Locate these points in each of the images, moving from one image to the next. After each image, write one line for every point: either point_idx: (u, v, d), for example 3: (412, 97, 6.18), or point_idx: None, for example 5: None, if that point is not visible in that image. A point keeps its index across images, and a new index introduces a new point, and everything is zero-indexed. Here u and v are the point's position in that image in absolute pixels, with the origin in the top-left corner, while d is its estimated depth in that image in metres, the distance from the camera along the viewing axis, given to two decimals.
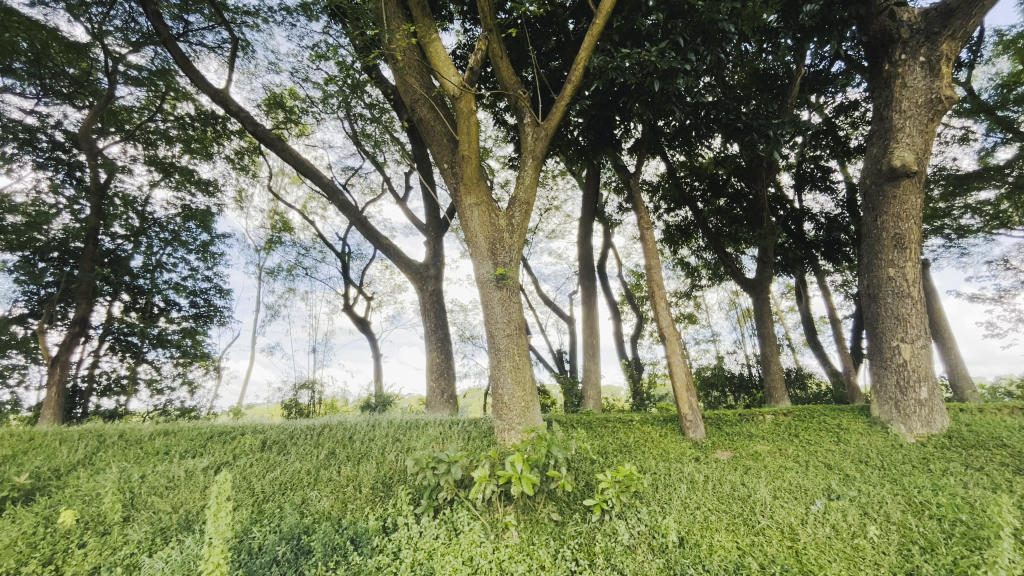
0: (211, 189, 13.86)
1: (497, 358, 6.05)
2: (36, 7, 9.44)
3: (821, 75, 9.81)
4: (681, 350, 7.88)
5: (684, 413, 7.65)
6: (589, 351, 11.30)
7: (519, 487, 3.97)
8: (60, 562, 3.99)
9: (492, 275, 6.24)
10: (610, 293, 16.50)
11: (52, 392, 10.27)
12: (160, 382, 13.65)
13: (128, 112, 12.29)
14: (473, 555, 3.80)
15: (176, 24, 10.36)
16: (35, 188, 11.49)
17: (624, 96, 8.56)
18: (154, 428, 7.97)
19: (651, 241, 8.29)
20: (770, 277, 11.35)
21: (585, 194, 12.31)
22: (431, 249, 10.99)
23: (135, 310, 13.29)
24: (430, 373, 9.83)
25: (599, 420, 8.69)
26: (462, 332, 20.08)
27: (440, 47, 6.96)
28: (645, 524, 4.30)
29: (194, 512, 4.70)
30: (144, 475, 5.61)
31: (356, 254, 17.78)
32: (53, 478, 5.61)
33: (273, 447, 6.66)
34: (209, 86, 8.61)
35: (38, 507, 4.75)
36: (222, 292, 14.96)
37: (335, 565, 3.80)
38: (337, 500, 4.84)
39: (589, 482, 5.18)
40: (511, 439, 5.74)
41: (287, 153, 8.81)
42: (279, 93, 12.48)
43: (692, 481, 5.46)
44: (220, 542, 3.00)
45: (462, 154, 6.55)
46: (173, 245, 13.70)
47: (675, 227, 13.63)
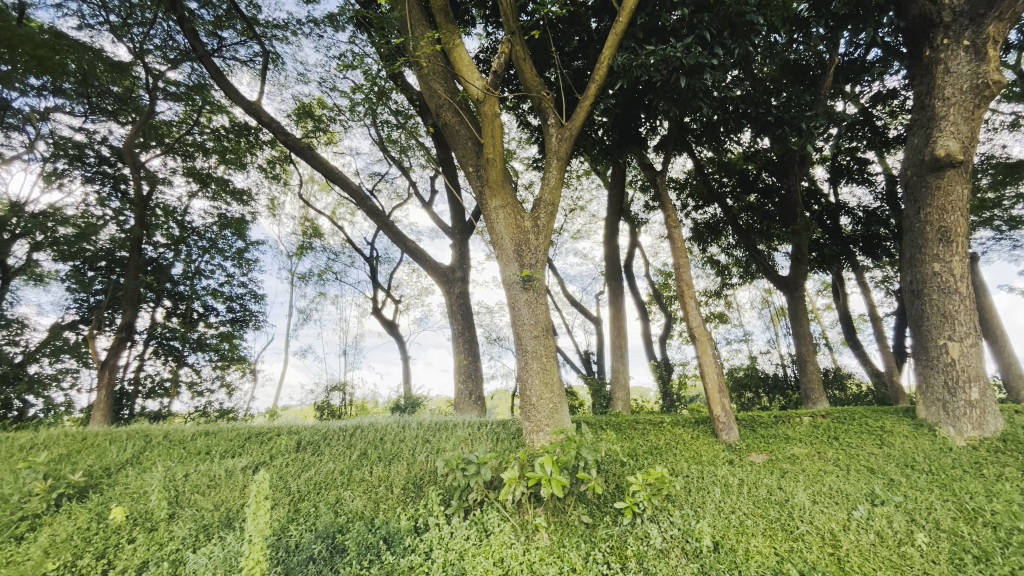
0: (245, 197, 14.38)
1: (526, 359, 6.04)
2: (83, 30, 9.99)
3: (856, 64, 9.46)
4: (713, 351, 7.69)
5: (716, 415, 7.47)
6: (617, 351, 11.19)
7: (549, 489, 3.97)
8: (113, 555, 4.20)
9: (518, 277, 6.24)
10: (638, 292, 16.28)
11: (102, 394, 10.81)
12: (200, 385, 14.20)
13: (168, 126, 12.86)
14: (504, 556, 3.82)
15: (212, 40, 10.76)
16: (84, 202, 12.16)
17: (650, 94, 8.42)
18: (196, 429, 8.32)
19: (679, 240, 8.12)
20: (805, 274, 10.99)
21: (610, 193, 12.20)
22: (457, 252, 11.07)
23: (176, 315, 13.89)
24: (458, 374, 9.93)
25: (630, 422, 8.59)
26: (488, 333, 20.18)
27: (464, 52, 7.05)
28: (677, 528, 4.22)
29: (235, 510, 4.87)
30: (187, 475, 5.84)
31: (384, 258, 18.10)
32: (105, 475, 5.93)
33: (308, 447, 6.86)
34: (242, 98, 8.91)
35: (92, 504, 5.04)
36: (257, 297, 15.46)
37: (369, 563, 3.88)
38: (370, 500, 4.93)
39: (621, 485, 5.13)
40: (540, 440, 5.73)
41: (316, 160, 9.02)
42: (308, 103, 12.83)
43: (726, 484, 5.33)
44: (260, 539, 3.12)
45: (487, 157, 6.60)
46: (211, 252, 14.25)
47: (703, 225, 13.36)
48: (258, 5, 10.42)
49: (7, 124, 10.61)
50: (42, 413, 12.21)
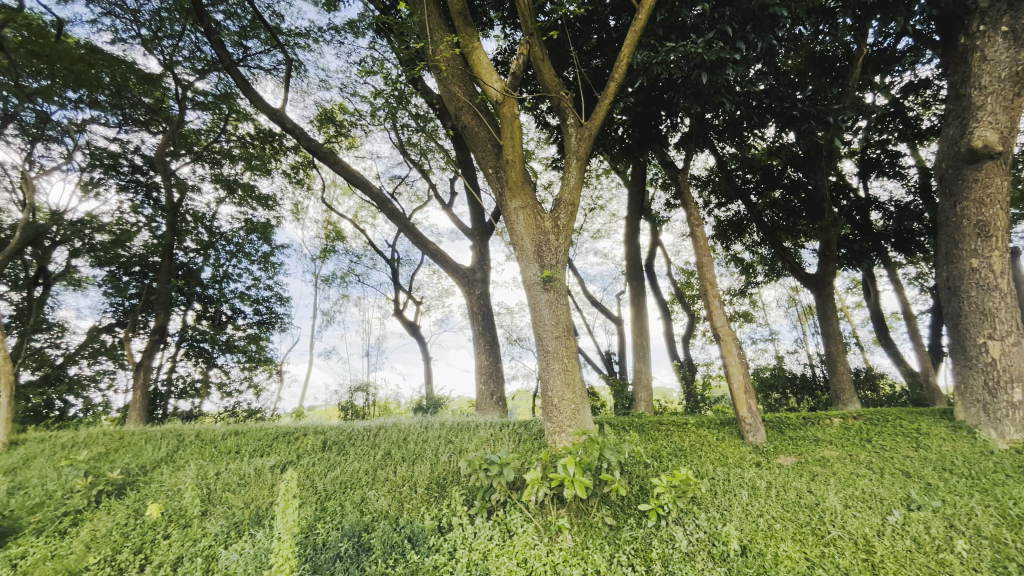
0: (270, 203, 14.74)
1: (547, 360, 6.04)
2: (116, 44, 10.39)
3: (886, 54, 9.17)
4: (738, 351, 7.54)
5: (743, 416, 7.33)
6: (639, 351, 11.07)
7: (573, 490, 3.97)
8: (149, 551, 4.35)
9: (538, 277, 6.24)
10: (660, 292, 16.07)
11: (137, 395, 11.20)
12: (229, 385, 14.60)
13: (196, 135, 13.27)
14: (528, 557, 3.82)
15: (237, 50, 11.06)
16: (119, 209, 12.64)
17: (670, 91, 8.30)
18: (226, 428, 8.53)
19: (702, 238, 7.99)
20: (834, 272, 10.70)
21: (630, 192, 12.10)
22: (477, 253, 11.11)
23: (206, 318, 14.31)
24: (480, 374, 9.97)
25: (653, 423, 8.48)
26: (509, 334, 20.21)
27: (483, 55, 7.08)
28: (704, 531, 4.15)
29: (264, 508, 4.98)
30: (218, 473, 6.01)
31: (405, 260, 18.30)
32: (141, 473, 6.14)
33: (333, 447, 6.97)
34: (267, 106, 9.12)
35: (129, 501, 5.22)
36: (282, 300, 15.82)
37: (394, 562, 3.94)
38: (394, 499, 4.99)
39: (645, 487, 5.07)
40: (562, 441, 5.71)
41: (338, 165, 9.16)
42: (330, 109, 13.07)
43: (753, 487, 5.22)
44: (289, 536, 3.19)
45: (506, 158, 6.63)
46: (238, 256, 14.63)
47: (727, 223, 13.12)
48: (281, 15, 10.67)
49: (48, 136, 11.10)
50: (82, 413, 12.74)
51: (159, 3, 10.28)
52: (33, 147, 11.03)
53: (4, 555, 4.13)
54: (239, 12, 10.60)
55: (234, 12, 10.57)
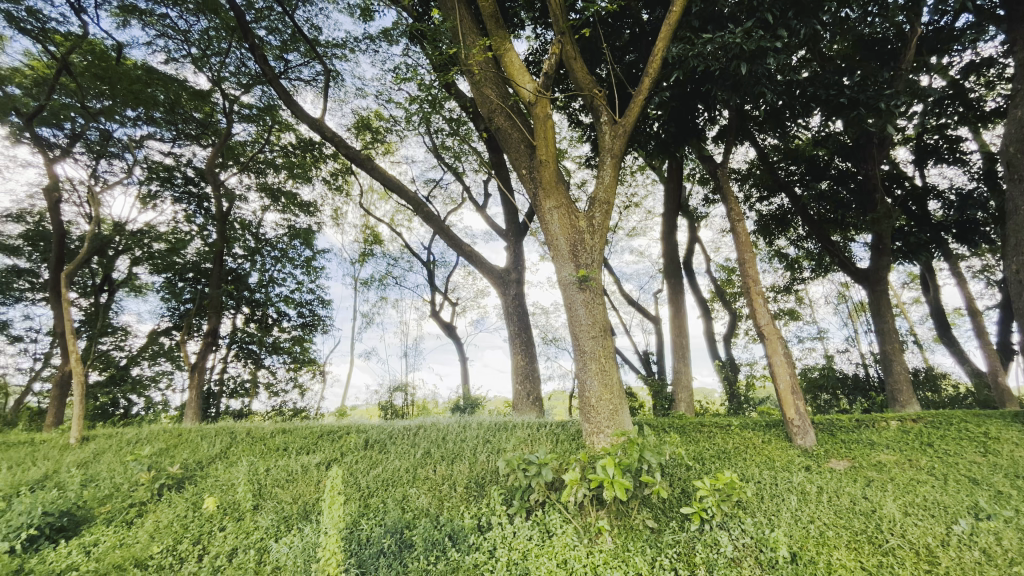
0: (312, 209, 15.30)
1: (583, 360, 5.99)
2: (169, 63, 11.03)
3: (943, 33, 8.61)
4: (784, 350, 7.26)
5: (790, 419, 7.05)
6: (678, 351, 10.84)
7: (612, 492, 3.93)
8: (206, 542, 4.60)
9: (574, 277, 6.19)
10: (699, 290, 15.66)
11: (192, 394, 11.82)
12: (276, 385, 15.25)
13: (243, 146, 13.89)
14: (568, 558, 3.80)
15: (279, 64, 11.54)
16: (174, 219, 13.43)
17: (708, 83, 8.07)
18: (275, 426, 8.92)
19: (743, 234, 7.73)
20: (887, 266, 10.13)
21: (667, 188, 11.84)
22: (512, 254, 11.15)
23: (254, 320, 14.99)
24: (516, 375, 10.00)
25: (694, 424, 8.27)
26: (544, 334, 20.17)
27: (515, 56, 7.11)
28: (750, 536, 4.01)
29: (311, 503, 5.16)
30: (268, 469, 6.28)
31: (441, 261, 18.58)
32: (198, 468, 6.50)
33: (374, 445, 7.17)
34: (308, 115, 9.45)
35: (188, 494, 5.55)
36: (324, 303, 16.39)
37: (436, 559, 4.02)
38: (435, 497, 5.06)
39: (687, 490, 4.94)
40: (600, 442, 5.65)
41: (375, 171, 9.39)
42: (366, 116, 13.47)
43: (803, 492, 5.01)
44: (336, 530, 3.27)
45: (540, 159, 6.63)
46: (283, 261, 15.26)
47: (770, 217, 12.62)
48: (319, 27, 11.05)
49: (110, 153, 11.89)
50: (144, 411, 13.59)
51: (207, 23, 10.84)
52: (98, 163, 11.87)
53: (79, 542, 4.47)
54: (280, 27, 11.04)
55: (275, 27, 11.03)
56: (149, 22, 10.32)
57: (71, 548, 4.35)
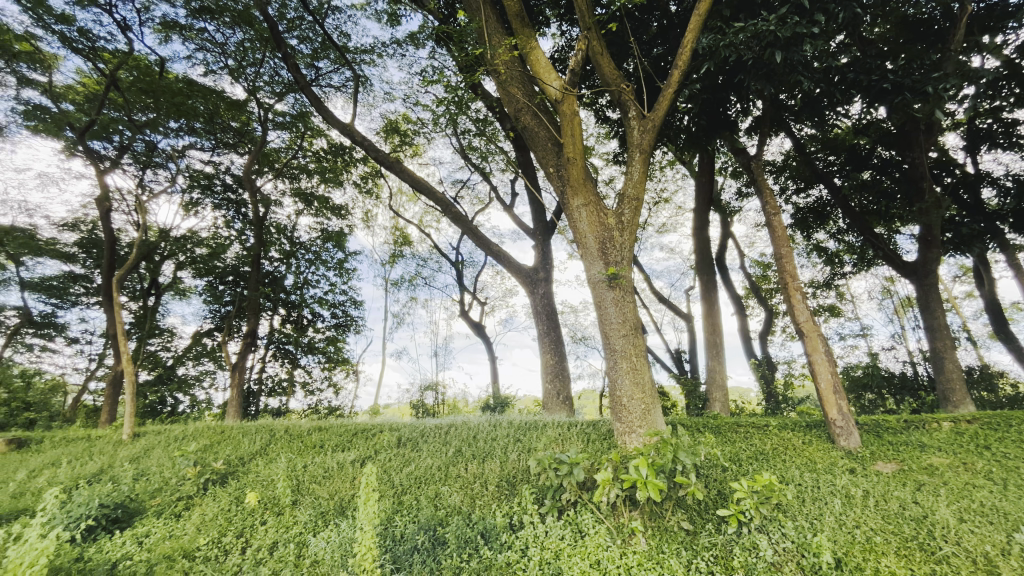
0: (343, 212, 15.67)
1: (614, 359, 5.92)
2: (208, 75, 11.50)
3: (995, 10, 8.10)
4: (825, 348, 6.98)
5: (833, 419, 6.77)
6: (712, 349, 10.58)
7: (646, 492, 3.87)
8: (249, 535, 4.77)
9: (604, 275, 6.11)
10: (733, 286, 15.23)
11: (233, 393, 12.29)
12: (312, 384, 15.71)
13: (278, 152, 14.35)
14: (601, 559, 3.77)
15: (310, 71, 11.85)
16: (214, 225, 14.01)
17: (740, 74, 7.84)
18: (312, 424, 9.17)
19: (780, 228, 7.47)
20: (936, 258, 9.62)
21: (698, 183, 11.56)
22: (540, 253, 11.13)
23: (290, 321, 15.48)
24: (546, 374, 9.97)
25: (730, 425, 8.05)
26: (573, 333, 20.05)
27: (541, 55, 7.10)
28: (791, 541, 3.88)
29: (347, 499, 5.28)
30: (306, 466, 6.47)
31: (469, 261, 18.69)
32: (241, 464, 6.75)
33: (407, 443, 7.28)
34: (339, 121, 9.66)
35: (232, 489, 5.76)
36: (356, 304, 16.76)
37: (468, 557, 4.07)
38: (467, 495, 5.10)
39: (723, 492, 4.80)
40: (632, 442, 5.56)
41: (404, 173, 9.52)
42: (395, 119, 13.70)
43: (848, 496, 4.80)
44: (371, 527, 3.28)
45: (568, 157, 6.58)
46: (317, 263, 15.69)
47: (808, 210, 12.15)
48: (348, 34, 11.29)
49: (155, 163, 12.47)
50: (189, 409, 14.22)
51: (243, 35, 11.24)
52: (144, 173, 12.49)
53: (133, 533, 4.72)
54: (310, 35, 11.34)
55: (306, 36, 11.34)
56: (189, 36, 10.78)
57: (125, 539, 4.59)
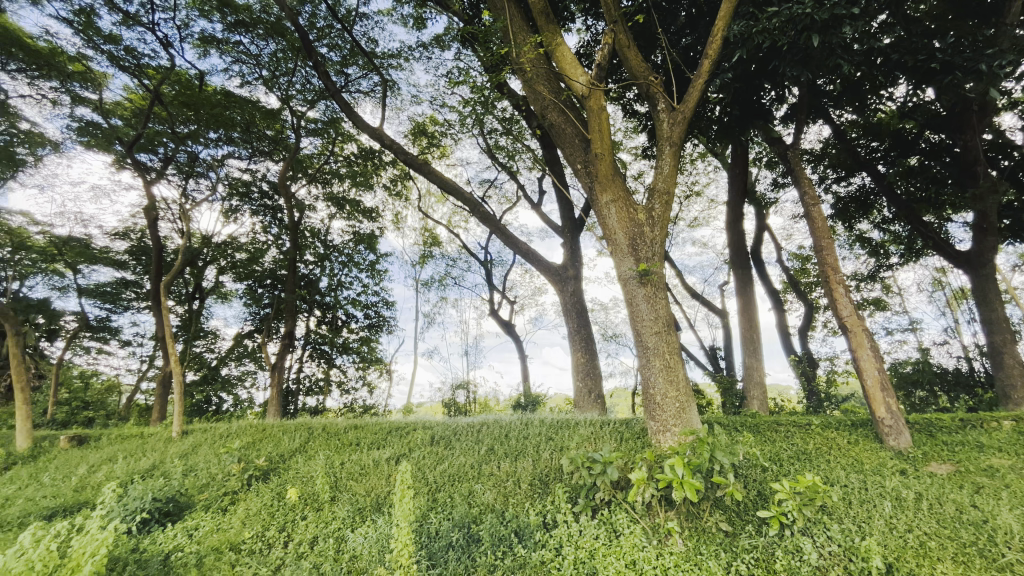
0: (374, 215, 16.01)
1: (647, 356, 5.82)
2: (244, 87, 11.93)
3: None
4: (871, 343, 6.67)
5: (881, 418, 6.46)
6: (749, 345, 10.27)
7: (682, 493, 3.80)
8: (290, 529, 4.93)
9: (635, 272, 6.01)
10: (770, 280, 14.74)
11: (273, 392, 12.71)
12: (347, 383, 16.12)
13: (311, 158, 14.77)
14: (637, 559, 3.72)
15: (340, 78, 12.13)
16: (253, 231, 14.56)
17: (774, 60, 7.56)
18: (348, 423, 9.40)
19: (819, 219, 7.17)
20: (992, 246, 9.04)
21: (731, 174, 11.24)
22: (569, 250, 11.04)
23: (325, 322, 15.92)
24: (577, 372, 9.90)
25: (769, 424, 7.79)
26: (604, 331, 19.84)
27: (567, 51, 7.04)
28: (838, 544, 3.73)
29: (383, 496, 5.38)
30: (343, 463, 6.63)
31: (498, 261, 18.76)
32: (282, 461, 6.99)
33: (440, 441, 7.37)
34: (368, 125, 9.84)
35: (274, 485, 5.96)
36: (388, 305, 17.10)
37: (503, 554, 4.10)
38: (500, 493, 5.12)
39: (764, 493, 4.65)
40: (667, 441, 5.46)
41: (432, 174, 9.62)
42: (422, 122, 13.90)
43: (898, 498, 4.57)
44: (407, 524, 3.30)
45: (596, 152, 6.50)
46: (349, 265, 16.08)
47: (849, 200, 11.61)
48: (375, 40, 11.51)
49: (197, 173, 13.03)
50: (233, 407, 14.83)
51: (276, 45, 11.62)
52: (187, 182, 13.07)
53: (183, 526, 4.95)
54: (339, 43, 11.60)
55: (336, 43, 11.61)
56: (226, 50, 11.21)
57: (176, 531, 4.83)
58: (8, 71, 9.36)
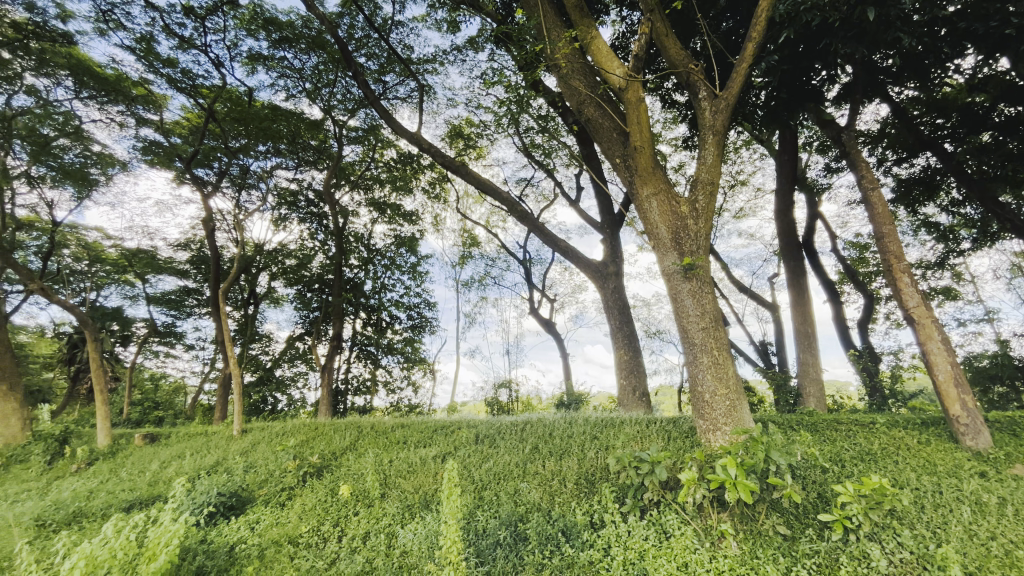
0: (414, 218, 16.36)
1: (694, 353, 5.64)
2: (289, 100, 12.43)
3: None
4: (942, 335, 6.20)
5: (955, 416, 6.01)
6: (803, 340, 9.79)
7: (736, 494, 3.66)
8: (344, 524, 5.11)
9: (679, 267, 5.84)
10: (824, 271, 13.98)
11: (324, 392, 13.22)
12: (393, 383, 16.56)
13: (353, 166, 15.24)
14: (689, 562, 3.62)
15: (378, 86, 12.44)
16: (301, 237, 15.20)
17: (825, 38, 7.14)
18: (395, 421, 9.66)
19: (879, 203, 6.73)
20: None
21: (780, 162, 10.73)
22: (609, 246, 10.85)
23: (371, 324, 16.42)
24: (620, 370, 9.74)
25: (828, 422, 7.38)
26: (647, 327, 19.44)
27: (603, 44, 6.93)
28: (909, 551, 3.49)
29: (430, 493, 5.45)
30: (391, 461, 6.80)
31: (536, 259, 18.74)
32: (334, 458, 7.27)
33: (485, 440, 7.45)
34: (406, 131, 10.02)
35: (327, 482, 6.18)
36: (430, 305, 17.43)
37: (551, 554, 4.09)
38: (546, 492, 5.09)
39: (825, 495, 4.40)
40: (718, 440, 5.27)
41: (469, 175, 9.69)
42: (458, 124, 14.07)
43: (979, 503, 4.22)
44: (455, 521, 3.33)
45: (635, 146, 6.36)
46: (392, 268, 16.51)
47: (913, 182, 10.84)
48: (411, 46, 11.72)
49: (248, 184, 13.71)
50: (287, 407, 15.54)
51: (317, 58, 12.07)
52: (240, 194, 13.77)
53: (245, 519, 5.23)
54: (377, 51, 11.91)
55: (373, 52, 11.92)
56: (272, 65, 11.72)
57: (239, 524, 5.11)
58: (82, 99, 10.16)
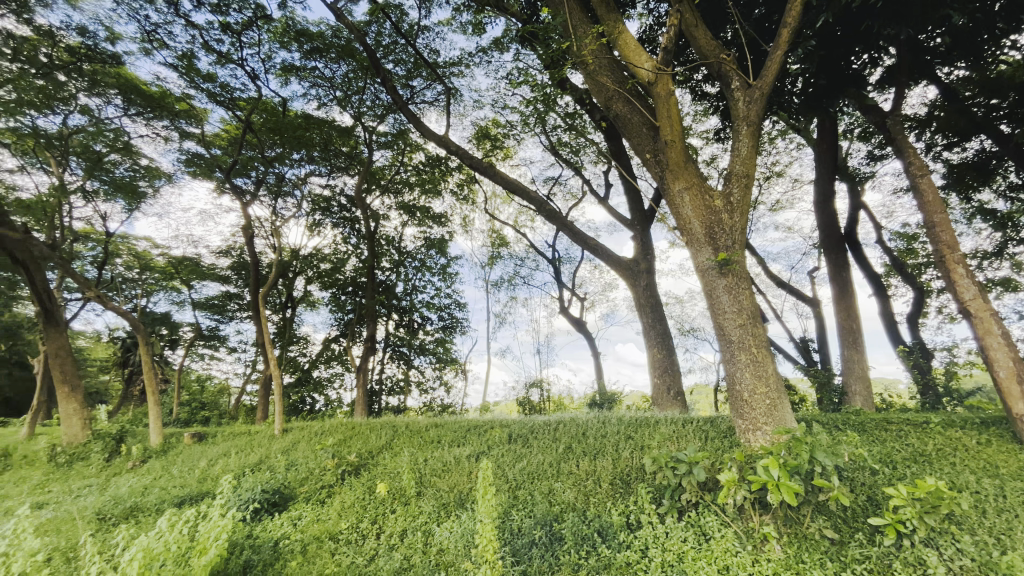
0: (443, 220, 16.54)
1: (731, 351, 5.49)
2: (321, 108, 12.78)
3: None
4: (1002, 329, 5.82)
5: (1019, 416, 5.65)
6: (848, 336, 9.37)
7: (779, 496, 3.54)
8: (381, 521, 5.21)
9: (713, 262, 5.70)
10: (869, 263, 13.35)
11: (360, 392, 13.52)
12: (426, 383, 16.79)
13: (383, 170, 15.54)
14: (730, 565, 3.54)
15: (406, 91, 12.64)
16: (335, 242, 15.60)
17: (865, 20, 6.82)
18: (429, 420, 9.79)
19: (929, 191, 6.38)
20: None
21: (819, 151, 10.32)
22: (639, 243, 10.68)
23: (403, 325, 16.71)
24: (654, 369, 9.57)
25: (877, 422, 7.04)
26: (680, 325, 19.04)
27: (630, 37, 6.83)
28: (970, 559, 3.29)
29: (466, 491, 5.49)
30: (425, 460, 6.89)
31: (566, 258, 18.62)
32: (371, 457, 7.43)
33: (518, 439, 7.47)
34: (434, 134, 10.14)
35: (365, 480, 6.32)
36: (460, 306, 17.59)
37: (587, 554, 4.06)
38: (581, 491, 5.05)
39: (875, 497, 4.21)
40: (758, 440, 5.11)
41: (496, 175, 9.71)
42: (485, 125, 14.13)
43: None
44: (490, 520, 3.36)
45: (665, 140, 6.25)
46: (422, 270, 16.75)
47: (966, 168, 10.25)
48: (437, 50, 11.87)
49: (284, 192, 14.18)
50: (324, 407, 15.98)
51: (347, 67, 12.37)
52: (276, 202, 14.24)
53: (288, 516, 5.41)
54: (404, 57, 12.13)
55: (401, 58, 12.15)
56: (304, 76, 12.08)
57: (283, 520, 5.29)
58: (130, 116, 10.74)
